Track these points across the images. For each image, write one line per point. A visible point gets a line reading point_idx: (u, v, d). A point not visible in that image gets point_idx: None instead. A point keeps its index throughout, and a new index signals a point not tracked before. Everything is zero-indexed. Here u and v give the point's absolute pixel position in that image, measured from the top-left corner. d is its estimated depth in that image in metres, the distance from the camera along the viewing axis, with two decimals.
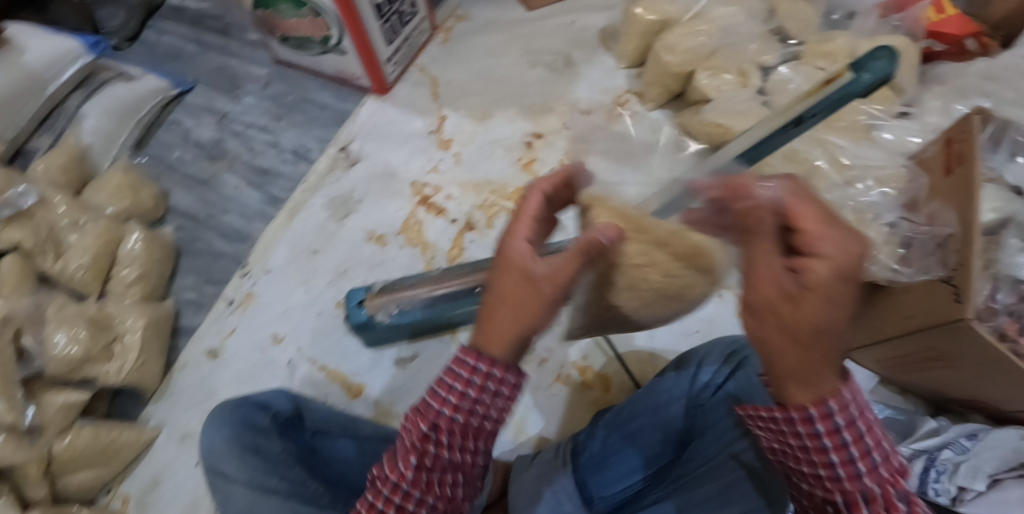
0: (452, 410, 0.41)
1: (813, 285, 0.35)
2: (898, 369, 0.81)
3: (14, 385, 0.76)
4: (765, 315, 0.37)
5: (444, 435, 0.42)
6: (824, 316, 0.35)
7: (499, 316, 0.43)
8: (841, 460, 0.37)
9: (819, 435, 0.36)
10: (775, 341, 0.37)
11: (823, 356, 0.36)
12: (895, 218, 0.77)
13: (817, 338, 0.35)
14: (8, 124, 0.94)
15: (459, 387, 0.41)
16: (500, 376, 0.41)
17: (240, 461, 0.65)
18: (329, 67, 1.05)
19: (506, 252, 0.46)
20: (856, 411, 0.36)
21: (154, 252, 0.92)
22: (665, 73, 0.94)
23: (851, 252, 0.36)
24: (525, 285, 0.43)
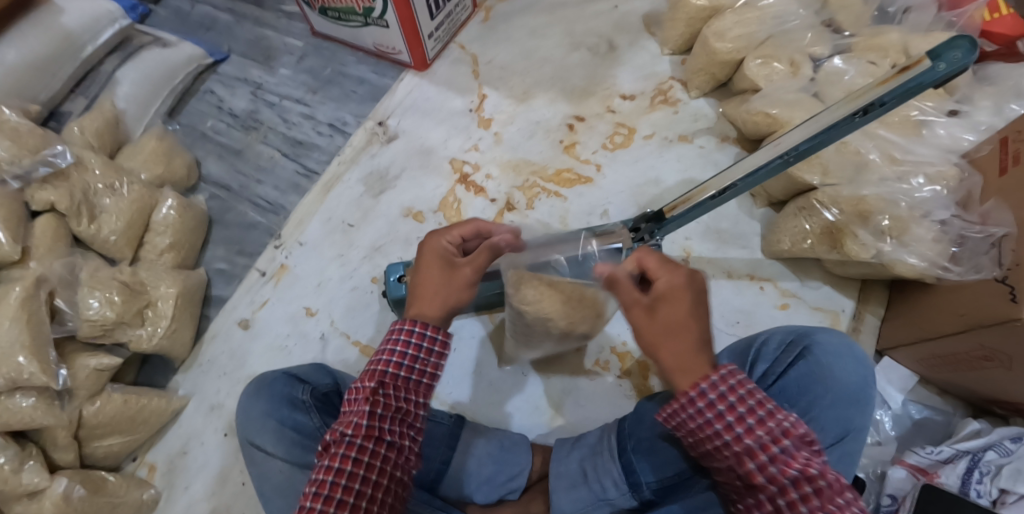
0: (399, 367, 0.54)
1: (663, 297, 0.54)
2: (939, 368, 0.78)
3: (47, 346, 0.73)
4: (633, 320, 0.55)
5: (393, 389, 0.53)
6: (673, 318, 0.53)
7: (429, 291, 0.59)
8: (722, 428, 0.50)
9: (713, 403, 0.49)
10: (646, 338, 0.53)
11: (688, 346, 0.52)
12: (949, 216, 0.75)
13: (674, 330, 0.52)
14: (44, 85, 0.92)
15: (403, 349, 0.54)
16: (433, 335, 0.55)
17: (280, 438, 0.66)
18: (367, 40, 1.04)
19: (431, 248, 0.63)
20: (721, 384, 0.50)
21: (187, 220, 0.90)
22: (714, 60, 0.93)
23: (687, 275, 0.55)
24: (451, 272, 0.60)
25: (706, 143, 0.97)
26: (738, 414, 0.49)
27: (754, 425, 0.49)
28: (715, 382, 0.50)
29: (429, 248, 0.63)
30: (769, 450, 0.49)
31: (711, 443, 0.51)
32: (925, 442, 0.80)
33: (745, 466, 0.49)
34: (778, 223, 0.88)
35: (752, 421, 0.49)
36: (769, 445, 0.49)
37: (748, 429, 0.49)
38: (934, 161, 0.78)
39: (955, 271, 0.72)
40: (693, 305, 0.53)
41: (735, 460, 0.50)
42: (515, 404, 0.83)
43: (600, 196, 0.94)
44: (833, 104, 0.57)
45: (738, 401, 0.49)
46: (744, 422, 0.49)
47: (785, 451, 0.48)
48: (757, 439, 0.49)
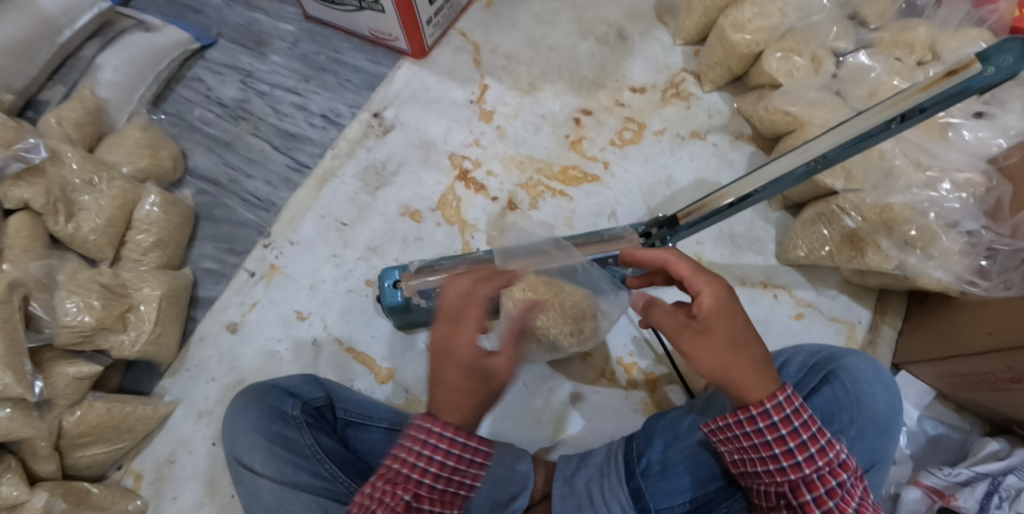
0: (434, 481, 0.50)
1: (708, 316, 0.49)
2: (961, 386, 0.75)
3: (22, 355, 0.69)
4: (682, 345, 0.49)
5: (428, 503, 0.50)
6: (731, 338, 0.48)
7: (466, 405, 0.51)
8: (781, 452, 0.49)
9: (775, 424, 0.48)
10: (708, 362, 0.48)
11: (748, 365, 0.48)
12: (977, 227, 0.70)
13: (734, 351, 0.48)
14: (19, 72, 0.86)
15: (443, 459, 0.50)
16: (476, 447, 0.51)
17: (270, 455, 0.62)
18: (363, 26, 0.98)
19: (457, 349, 0.51)
20: (787, 406, 0.48)
21: (173, 216, 0.86)
22: (731, 53, 0.87)
23: (715, 282, 0.51)
24: (491, 379, 0.52)
25: (719, 141, 0.92)
26: (801, 441, 0.48)
27: (816, 454, 0.48)
28: (779, 402, 0.48)
29: (455, 345, 0.51)
30: (827, 482, 0.48)
31: (764, 466, 0.50)
32: (940, 461, 0.77)
33: (802, 496, 0.49)
34: (796, 228, 0.83)
35: (813, 450, 0.48)
36: (827, 477, 0.48)
37: (809, 458, 0.48)
38: (962, 167, 0.73)
39: (982, 286, 0.68)
40: (742, 318, 0.50)
41: (789, 488, 0.49)
42: (518, 419, 0.79)
43: (609, 196, 0.90)
44: (869, 108, 0.50)
45: (801, 427, 0.48)
46: (806, 451, 0.48)
47: (841, 483, 0.48)
48: (817, 469, 0.48)
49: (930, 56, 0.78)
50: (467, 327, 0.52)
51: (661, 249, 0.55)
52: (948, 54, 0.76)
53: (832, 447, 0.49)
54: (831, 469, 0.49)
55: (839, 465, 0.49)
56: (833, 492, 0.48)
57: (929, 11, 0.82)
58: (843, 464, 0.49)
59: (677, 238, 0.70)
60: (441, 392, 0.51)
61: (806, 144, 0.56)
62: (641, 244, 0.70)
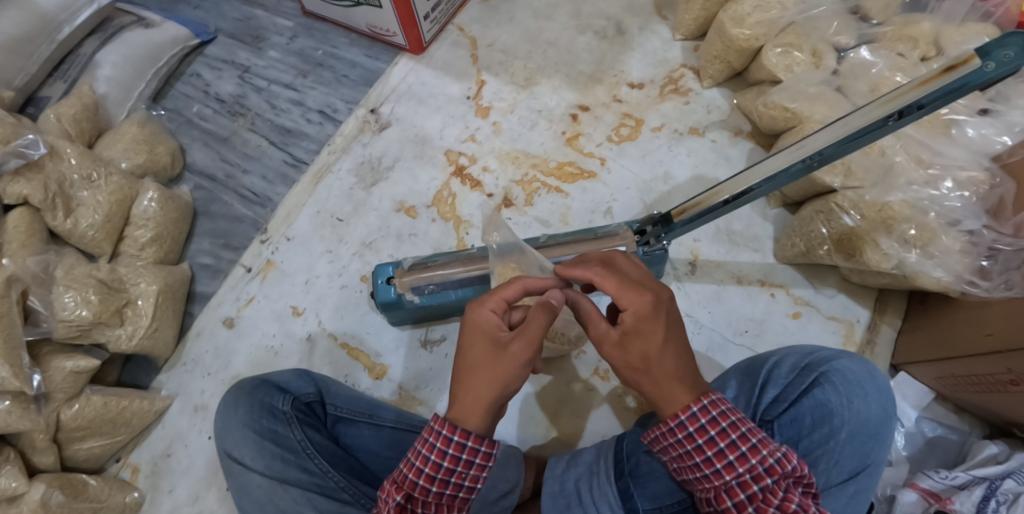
0: (429, 482, 0.49)
1: (627, 333, 0.51)
2: (960, 388, 0.73)
3: (20, 349, 0.70)
4: (605, 355, 0.52)
5: (421, 503, 0.49)
6: (644, 356, 0.50)
7: (471, 384, 0.50)
8: (702, 461, 0.49)
9: (691, 434, 0.48)
10: (624, 373, 0.51)
11: (661, 380, 0.49)
12: (979, 226, 0.69)
13: (646, 367, 0.50)
14: (19, 69, 0.87)
15: (438, 460, 0.48)
16: (476, 446, 0.48)
17: (259, 450, 0.63)
18: (361, 21, 0.98)
19: (473, 321, 0.53)
20: (702, 416, 0.48)
21: (170, 212, 0.86)
22: (730, 47, 0.86)
23: (639, 298, 0.51)
24: (499, 354, 0.51)
25: (718, 137, 0.91)
26: (719, 449, 0.48)
27: (735, 461, 0.48)
28: (694, 413, 0.48)
29: (475, 317, 0.53)
30: (748, 488, 0.48)
31: (694, 473, 0.50)
32: (938, 463, 0.76)
33: (723, 501, 0.49)
34: (794, 225, 0.82)
35: (733, 457, 0.48)
36: (749, 482, 0.48)
37: (728, 465, 0.48)
38: (965, 165, 0.70)
39: (983, 286, 0.67)
40: (665, 334, 0.50)
41: (713, 493, 0.49)
42: (508, 417, 0.79)
43: (605, 193, 0.89)
44: (866, 104, 0.49)
45: (719, 435, 0.48)
46: (725, 458, 0.48)
47: (765, 487, 0.47)
48: (737, 475, 0.48)
49: (933, 52, 0.76)
50: (494, 301, 0.54)
51: (590, 267, 0.55)
52: (952, 49, 0.74)
53: (755, 453, 0.47)
54: (754, 475, 0.48)
55: (764, 469, 0.47)
56: (754, 498, 0.47)
57: (933, 4, 0.80)
58: (769, 469, 0.47)
59: (671, 236, 0.69)
60: (456, 367, 0.52)
61: (801, 141, 0.55)
62: (635, 242, 0.70)
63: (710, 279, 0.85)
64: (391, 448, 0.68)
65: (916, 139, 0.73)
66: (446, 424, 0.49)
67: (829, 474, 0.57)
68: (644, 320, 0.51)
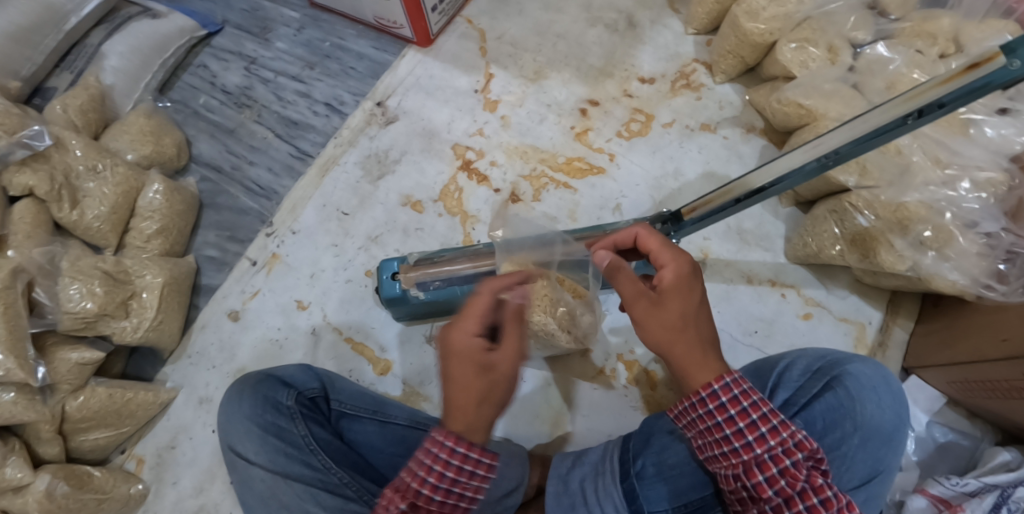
0: (433, 491, 0.47)
1: (666, 289, 0.51)
2: (972, 392, 0.72)
3: (25, 340, 0.70)
4: (635, 313, 0.51)
5: (424, 513, 0.47)
6: (683, 312, 0.49)
7: (472, 404, 0.48)
8: (732, 434, 0.47)
9: (723, 405, 0.47)
10: (656, 333, 0.49)
11: (695, 342, 0.49)
12: (997, 228, 0.67)
13: (684, 327, 0.49)
14: (25, 59, 0.86)
15: (442, 470, 0.47)
16: (479, 457, 0.47)
17: (263, 444, 0.63)
18: (368, 13, 0.97)
19: (454, 345, 0.50)
20: (734, 387, 0.47)
21: (176, 204, 0.86)
22: (744, 42, 0.84)
23: (682, 258, 0.52)
24: (490, 375, 0.49)
25: (730, 134, 0.90)
26: (751, 421, 0.46)
27: (767, 434, 0.46)
28: (728, 382, 0.47)
29: (454, 340, 0.51)
30: (780, 463, 0.46)
31: (718, 449, 0.48)
32: (948, 469, 0.75)
33: (753, 476, 0.47)
34: (806, 225, 0.81)
35: (765, 430, 0.46)
36: (781, 457, 0.46)
37: (759, 437, 0.46)
38: (983, 165, 0.69)
39: (1000, 290, 0.65)
40: (700, 297, 0.51)
41: (740, 469, 0.47)
42: (515, 414, 0.78)
43: (614, 190, 0.88)
44: (886, 102, 0.47)
45: (752, 407, 0.46)
46: (757, 431, 0.46)
47: (796, 462, 0.46)
48: (769, 448, 0.46)
49: (952, 49, 0.74)
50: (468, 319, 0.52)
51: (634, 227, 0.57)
52: (972, 45, 0.71)
53: (785, 427, 0.46)
54: (785, 450, 0.46)
55: (794, 444, 0.46)
56: (786, 472, 0.46)
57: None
58: (798, 444, 0.46)
59: (681, 234, 0.68)
60: (445, 394, 0.50)
61: (817, 139, 0.53)
62: None
63: (720, 278, 0.84)
64: (397, 445, 0.68)
65: (933, 138, 0.71)
66: (448, 440, 0.47)
67: (842, 479, 0.55)
68: (684, 279, 0.51)
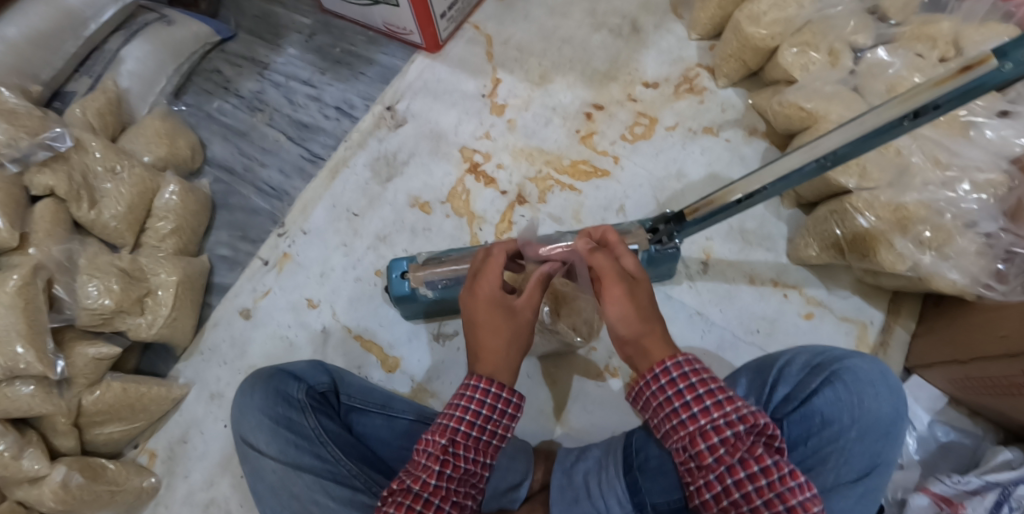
0: (470, 428, 0.51)
1: (636, 277, 0.55)
2: (972, 391, 0.73)
3: (44, 335, 0.72)
4: (613, 294, 0.53)
5: (463, 448, 0.51)
6: (651, 300, 0.55)
7: (499, 345, 0.55)
8: (680, 407, 0.50)
9: (673, 379, 0.50)
10: (630, 319, 0.53)
11: (661, 329, 0.54)
12: (996, 228, 0.68)
13: (652, 313, 0.54)
14: (46, 63, 0.89)
15: (478, 409, 0.52)
16: (508, 397, 0.53)
17: (274, 436, 0.64)
18: (378, 20, 0.99)
19: (480, 295, 0.57)
20: (684, 366, 0.51)
21: (190, 204, 0.88)
22: (746, 46, 0.86)
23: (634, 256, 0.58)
24: (514, 322, 0.56)
25: (733, 136, 0.91)
26: (697, 395, 0.49)
27: (712, 407, 0.49)
28: (679, 362, 0.51)
29: (480, 292, 0.57)
30: (722, 432, 0.48)
31: (669, 423, 0.50)
32: (950, 467, 0.75)
33: (697, 445, 0.49)
34: (808, 225, 0.82)
35: (709, 403, 0.49)
36: (722, 428, 0.48)
37: (704, 409, 0.49)
38: (983, 166, 0.70)
39: (999, 290, 0.66)
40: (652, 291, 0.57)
41: (687, 440, 0.49)
42: (520, 410, 0.80)
43: (618, 192, 0.89)
44: (882, 104, 0.48)
45: (699, 383, 0.50)
46: (703, 403, 0.49)
47: (737, 433, 0.48)
48: (712, 420, 0.48)
49: (952, 52, 0.75)
50: (491, 275, 0.58)
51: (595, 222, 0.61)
52: (970, 48, 0.72)
53: (729, 401, 0.49)
54: (728, 421, 0.48)
55: (738, 417, 0.48)
56: (726, 442, 0.48)
57: (953, 4, 0.79)
58: (741, 417, 0.48)
59: (684, 234, 0.69)
60: (473, 339, 0.56)
61: (816, 140, 0.54)
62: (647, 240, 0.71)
63: (723, 278, 0.85)
64: (405, 438, 0.69)
65: (933, 140, 0.72)
66: (483, 378, 0.53)
67: (839, 473, 0.56)
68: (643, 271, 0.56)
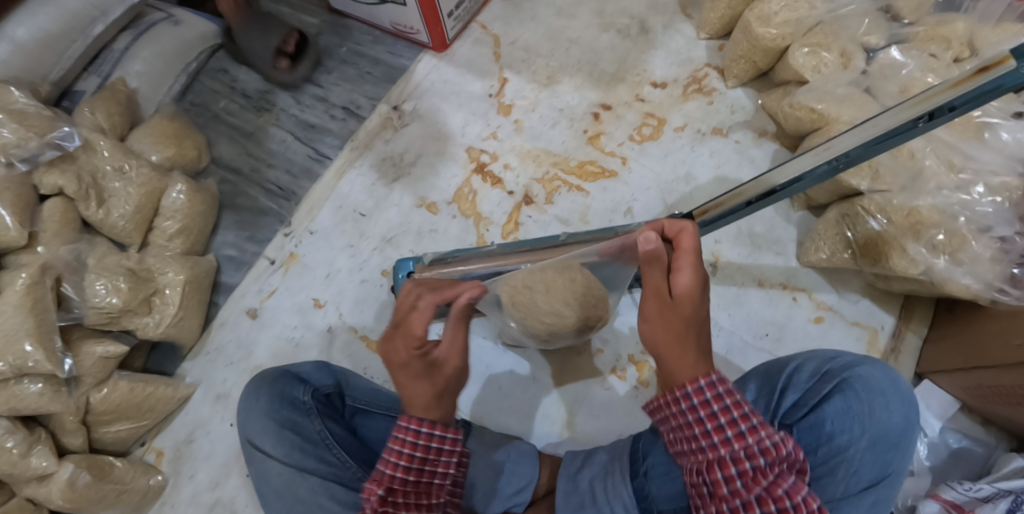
0: (406, 472, 0.51)
1: (679, 295, 0.53)
2: (987, 398, 0.71)
3: (52, 333, 0.72)
4: (646, 308, 0.55)
5: (401, 495, 0.50)
6: (688, 321, 0.52)
7: (429, 395, 0.53)
8: (700, 433, 0.50)
9: (695, 406, 0.50)
10: (660, 334, 0.54)
11: (691, 349, 0.52)
12: (1010, 233, 0.66)
13: (685, 334, 0.53)
14: (54, 63, 0.89)
15: (412, 452, 0.51)
16: (443, 435, 0.52)
17: (279, 439, 0.64)
18: (385, 20, 0.99)
19: (394, 356, 0.54)
20: (708, 390, 0.50)
21: (197, 204, 0.88)
22: (756, 47, 0.85)
23: (700, 268, 0.53)
24: (437, 373, 0.54)
25: (742, 138, 0.90)
26: (719, 423, 0.49)
27: (733, 437, 0.48)
28: (700, 385, 0.50)
29: (396, 352, 0.54)
30: (741, 464, 0.48)
31: (688, 445, 0.51)
32: (962, 475, 0.74)
33: (714, 472, 0.48)
34: (818, 229, 0.81)
35: (730, 433, 0.48)
36: (742, 458, 0.48)
37: (724, 439, 0.48)
38: (997, 170, 0.68)
39: (1014, 295, 0.65)
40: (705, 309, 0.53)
41: (705, 466, 0.49)
42: (526, 414, 0.79)
43: (625, 193, 0.89)
44: (896, 106, 0.48)
45: (722, 411, 0.49)
46: (724, 433, 0.48)
47: (756, 467, 0.47)
48: (731, 450, 0.48)
49: (966, 52, 0.75)
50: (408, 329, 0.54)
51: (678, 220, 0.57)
52: (986, 49, 0.71)
53: (752, 432, 0.48)
54: (749, 453, 0.48)
55: (760, 450, 0.47)
56: (745, 474, 0.47)
57: (968, 4, 0.78)
58: (763, 450, 0.47)
59: None
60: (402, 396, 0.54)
61: (828, 141, 0.54)
62: None
63: (731, 282, 0.84)
64: None
65: (947, 144, 0.71)
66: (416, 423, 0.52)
67: (848, 483, 0.56)
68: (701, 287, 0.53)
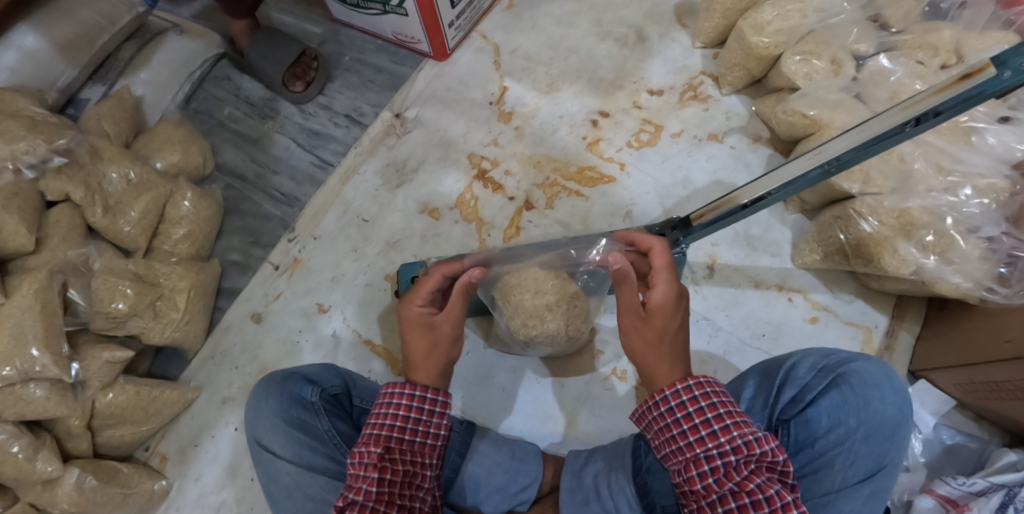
0: (402, 432, 0.57)
1: (654, 308, 0.57)
2: (979, 394, 0.73)
3: (59, 338, 0.73)
4: (624, 321, 0.59)
5: (399, 453, 0.56)
6: (662, 332, 0.57)
7: (423, 356, 0.61)
8: (678, 434, 0.53)
9: (671, 407, 0.53)
10: (637, 342, 0.58)
11: (665, 356, 0.57)
12: (998, 232, 0.69)
13: (659, 344, 0.57)
14: (60, 71, 0.90)
15: (407, 414, 0.57)
16: (434, 396, 0.58)
17: (288, 439, 0.65)
18: (387, 29, 1.01)
19: (406, 315, 0.63)
20: (684, 393, 0.53)
21: (203, 210, 0.89)
22: (750, 56, 0.87)
23: (675, 284, 0.57)
24: (433, 335, 0.62)
25: (737, 143, 0.93)
26: (693, 424, 0.52)
27: (707, 437, 0.51)
28: (677, 389, 0.53)
29: (406, 311, 0.63)
30: (713, 461, 0.50)
31: (669, 447, 0.53)
32: (956, 470, 0.76)
33: (689, 471, 0.51)
34: (812, 231, 0.83)
35: (704, 433, 0.51)
36: (714, 456, 0.51)
37: (699, 438, 0.51)
38: (985, 173, 0.71)
39: (1002, 293, 0.67)
40: (680, 320, 0.57)
41: (682, 465, 0.52)
42: (530, 413, 0.81)
43: (623, 197, 0.91)
44: (886, 111, 0.49)
45: (696, 412, 0.52)
46: (698, 433, 0.52)
47: (728, 463, 0.50)
48: (705, 449, 0.51)
49: (953, 60, 0.77)
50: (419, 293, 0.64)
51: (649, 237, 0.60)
52: (972, 57, 0.74)
53: (724, 432, 0.51)
54: (722, 451, 0.50)
55: (731, 448, 0.50)
56: (717, 470, 0.50)
57: (954, 13, 0.80)
58: (734, 448, 0.50)
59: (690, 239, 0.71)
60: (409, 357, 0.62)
61: (819, 147, 0.56)
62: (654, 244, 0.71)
63: (729, 283, 0.86)
64: None
65: (936, 148, 0.73)
66: (397, 391, 0.58)
67: (845, 474, 0.57)
68: (676, 302, 0.57)
